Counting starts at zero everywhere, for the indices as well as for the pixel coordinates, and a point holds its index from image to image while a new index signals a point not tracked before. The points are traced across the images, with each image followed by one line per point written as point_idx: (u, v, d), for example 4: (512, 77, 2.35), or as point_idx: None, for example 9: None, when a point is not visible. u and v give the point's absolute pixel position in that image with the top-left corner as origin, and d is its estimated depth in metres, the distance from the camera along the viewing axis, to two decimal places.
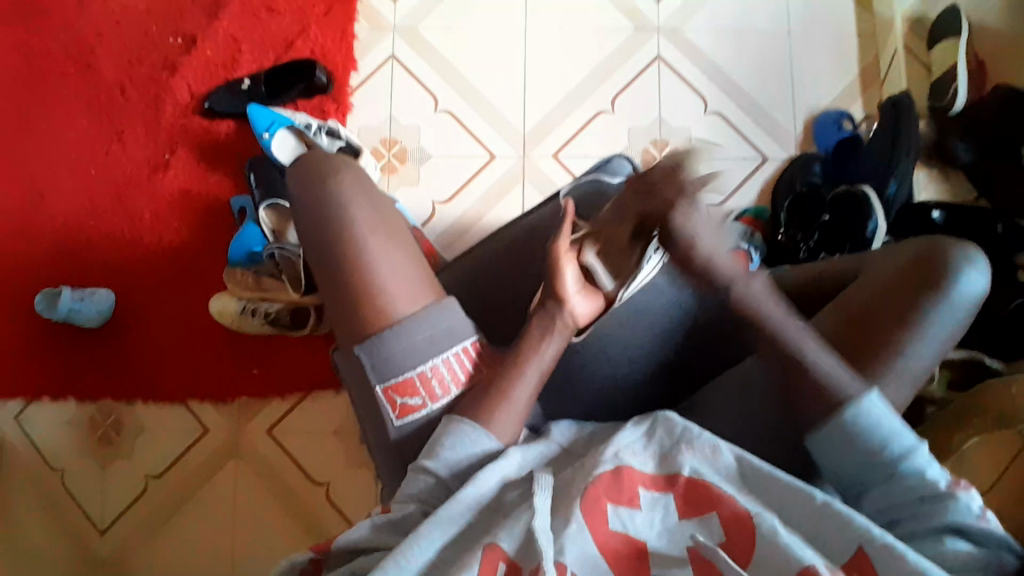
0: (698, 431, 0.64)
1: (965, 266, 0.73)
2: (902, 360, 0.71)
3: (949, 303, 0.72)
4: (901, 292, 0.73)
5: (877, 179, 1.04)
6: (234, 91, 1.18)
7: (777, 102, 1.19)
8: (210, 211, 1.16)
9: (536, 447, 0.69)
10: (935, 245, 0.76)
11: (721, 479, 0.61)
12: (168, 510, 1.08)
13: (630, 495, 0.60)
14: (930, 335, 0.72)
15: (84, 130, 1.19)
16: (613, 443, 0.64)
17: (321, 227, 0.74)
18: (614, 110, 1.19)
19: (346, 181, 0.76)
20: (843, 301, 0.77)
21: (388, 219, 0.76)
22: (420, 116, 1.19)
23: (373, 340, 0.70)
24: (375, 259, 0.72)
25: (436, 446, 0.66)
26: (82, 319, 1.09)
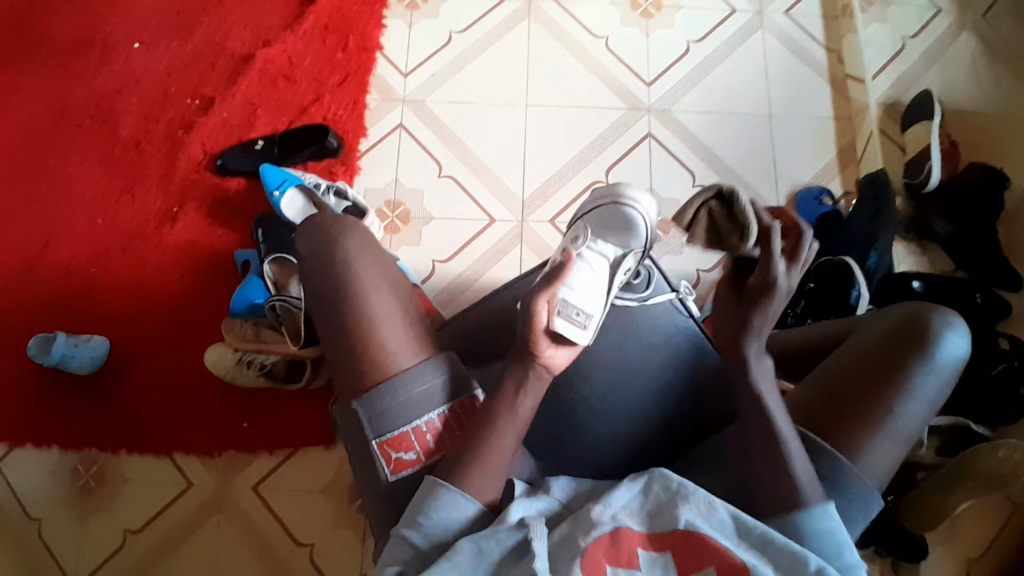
0: (694, 487, 0.64)
1: (945, 332, 0.77)
2: (892, 421, 0.75)
3: (932, 366, 0.76)
4: (887, 356, 0.77)
5: (857, 251, 1.10)
6: (247, 151, 1.23)
7: (761, 177, 1.26)
8: (212, 263, 1.18)
9: (535, 503, 0.68)
10: (915, 311, 0.80)
11: (720, 535, 0.62)
12: (145, 566, 1.04)
13: (627, 556, 0.61)
14: (917, 398, 0.75)
15: (95, 182, 1.23)
16: (608, 504, 0.64)
17: (329, 280, 0.76)
18: (608, 180, 1.25)
19: (352, 238, 0.79)
20: (831, 362, 0.80)
21: (392, 278, 0.79)
22: (424, 180, 1.24)
23: (371, 396, 0.72)
24: (378, 315, 0.75)
25: (416, 514, 0.67)
26: (75, 365, 1.09)
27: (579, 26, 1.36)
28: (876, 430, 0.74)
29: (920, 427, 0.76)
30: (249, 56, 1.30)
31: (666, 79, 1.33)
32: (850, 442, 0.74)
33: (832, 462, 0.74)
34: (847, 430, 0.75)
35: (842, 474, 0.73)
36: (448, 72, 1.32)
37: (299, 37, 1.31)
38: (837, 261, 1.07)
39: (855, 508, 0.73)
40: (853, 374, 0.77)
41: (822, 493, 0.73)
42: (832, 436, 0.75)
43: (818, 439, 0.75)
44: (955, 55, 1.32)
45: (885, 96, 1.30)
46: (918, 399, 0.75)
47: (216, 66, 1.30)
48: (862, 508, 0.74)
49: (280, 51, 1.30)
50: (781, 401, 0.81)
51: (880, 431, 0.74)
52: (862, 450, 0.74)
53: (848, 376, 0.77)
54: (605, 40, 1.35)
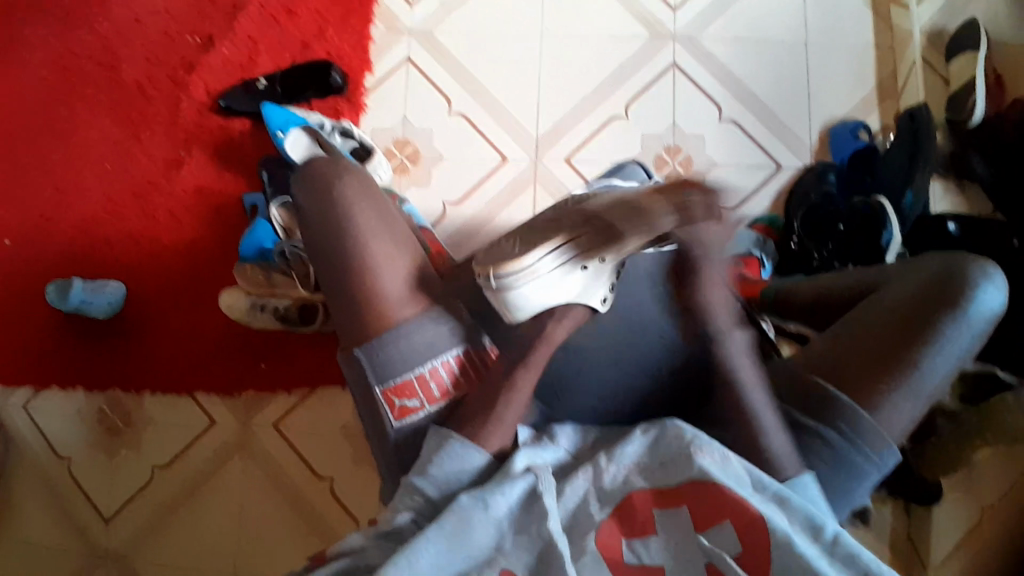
0: (708, 438, 0.63)
1: (982, 284, 0.72)
2: (916, 375, 0.70)
3: (965, 319, 0.71)
4: (916, 308, 0.72)
5: (894, 192, 1.03)
6: (250, 92, 1.19)
7: (792, 111, 1.18)
8: (223, 208, 1.17)
9: (540, 454, 0.68)
10: (952, 262, 0.74)
11: (735, 485, 0.61)
12: (172, 502, 1.09)
13: (642, 523, 0.61)
14: (947, 353, 0.71)
15: (102, 128, 1.21)
16: (618, 463, 0.64)
17: (327, 232, 0.74)
18: (627, 117, 1.18)
19: (349, 185, 0.76)
20: (856, 317, 0.76)
21: (393, 225, 0.76)
22: (434, 119, 1.19)
23: (375, 345, 0.70)
24: (377, 265, 0.73)
25: (426, 463, 0.67)
26: (94, 311, 1.11)
27: None
28: (898, 383, 0.70)
29: (947, 383, 0.72)
30: None
31: (692, 3, 1.23)
32: (869, 393, 0.71)
33: (850, 413, 0.70)
34: (868, 380, 0.71)
35: (858, 427, 0.70)
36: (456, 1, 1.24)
37: None
38: (870, 202, 0.99)
39: (873, 462, 0.71)
40: (878, 327, 0.73)
41: (841, 449, 0.71)
42: (851, 387, 0.72)
43: (837, 391, 0.72)
44: None
45: (930, 23, 1.19)
46: (946, 353, 0.71)
47: (216, 2, 1.24)
48: (881, 463, 0.71)
49: None
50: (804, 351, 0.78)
51: (903, 384, 0.70)
52: (881, 402, 0.70)
53: (873, 328, 0.73)
54: None
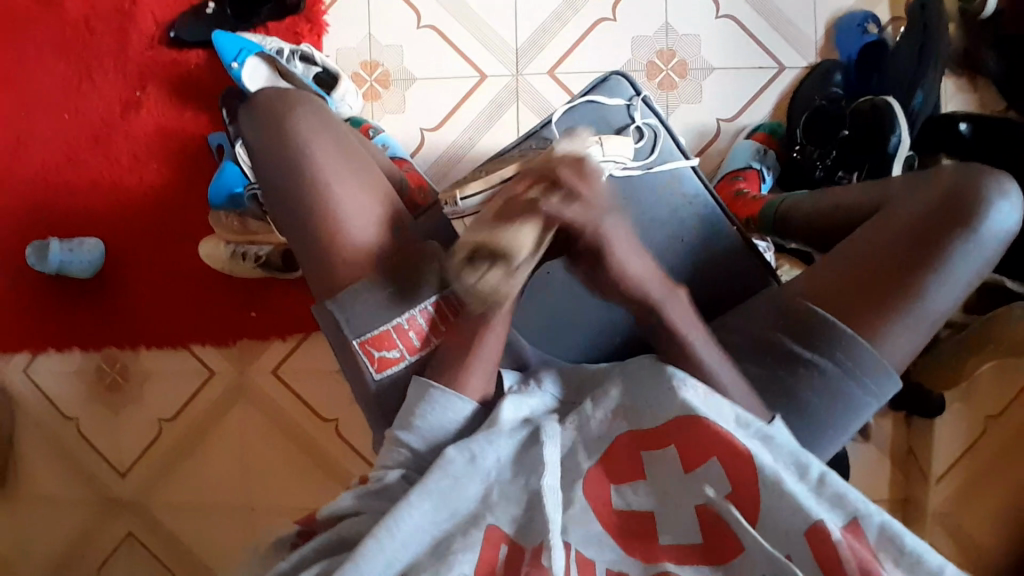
0: (692, 373, 0.61)
1: (993, 200, 0.65)
2: (922, 305, 0.64)
3: (974, 242, 0.64)
4: (923, 232, 0.65)
5: (900, 92, 0.95)
6: (198, 17, 1.08)
7: (797, 1, 1.06)
8: (188, 151, 1.10)
9: (527, 399, 0.66)
10: (964, 175, 0.66)
11: (718, 422, 0.59)
12: (182, 450, 1.12)
13: (631, 469, 0.59)
14: (952, 278, 0.65)
15: (45, 69, 1.11)
16: (602, 406, 0.62)
17: (285, 175, 0.69)
18: (616, 18, 1.07)
19: (304, 120, 0.70)
20: (857, 237, 0.69)
21: (353, 159, 0.70)
22: (402, 34, 1.09)
23: (343, 297, 0.67)
24: (342, 208, 0.68)
25: (411, 415, 0.64)
26: (74, 270, 1.07)
27: None
28: (903, 315, 0.64)
29: (951, 310, 0.66)
30: None
31: None
32: (871, 327, 0.65)
33: (848, 348, 0.65)
34: (872, 313, 0.65)
35: (857, 361, 0.65)
36: None
37: None
38: (877, 102, 0.91)
39: (869, 392, 0.67)
40: (884, 253, 0.66)
41: (837, 382, 0.67)
42: (851, 320, 0.66)
43: (834, 323, 0.66)
44: None
45: None
46: (952, 281, 0.65)
47: None
48: (879, 393, 0.67)
49: None
50: (804, 277, 0.71)
51: (907, 316, 0.65)
52: (883, 337, 0.65)
53: (877, 252, 0.66)
54: None
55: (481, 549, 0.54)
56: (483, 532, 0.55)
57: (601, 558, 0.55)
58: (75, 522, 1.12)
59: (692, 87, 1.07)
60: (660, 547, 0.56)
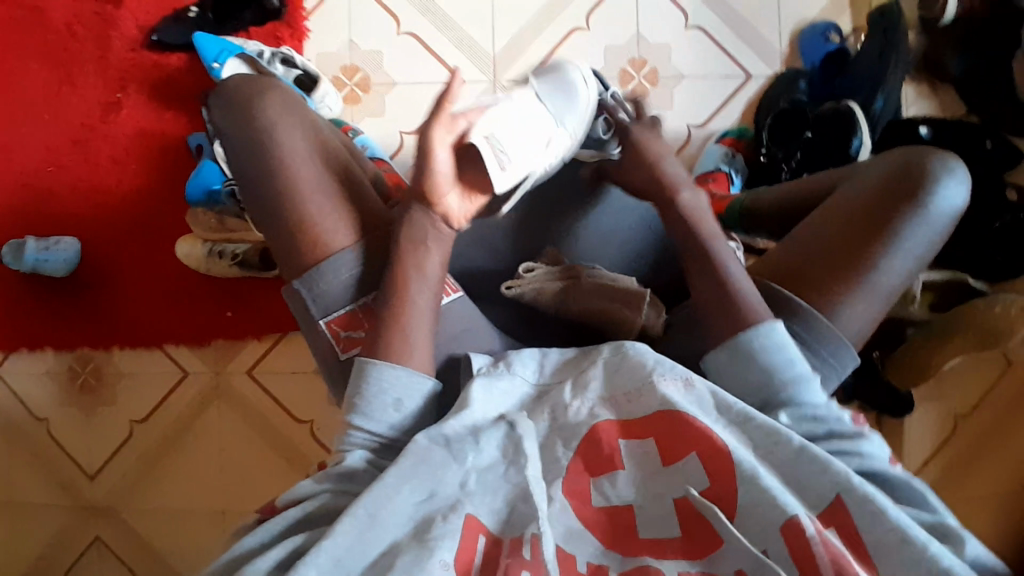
0: (670, 363, 0.62)
1: (940, 179, 0.68)
2: (874, 275, 0.67)
3: (924, 218, 0.67)
4: (874, 207, 0.68)
5: (862, 95, 1.00)
6: (181, 21, 1.10)
7: (762, 13, 1.11)
8: (168, 151, 1.11)
9: (497, 384, 0.65)
10: (911, 157, 0.69)
11: (697, 412, 0.59)
12: (155, 453, 1.10)
13: (609, 457, 0.58)
14: (904, 251, 0.67)
15: (28, 71, 1.12)
16: (584, 397, 0.62)
17: (256, 161, 0.69)
18: (589, 28, 1.11)
19: (273, 108, 0.70)
20: (813, 219, 0.71)
21: (324, 152, 0.71)
22: (382, 40, 1.12)
23: (315, 276, 0.68)
24: (312, 188, 0.68)
25: (355, 399, 0.62)
26: (49, 269, 1.07)
27: None
28: (856, 284, 0.67)
29: (903, 282, 0.68)
30: None
31: None
32: (826, 297, 0.67)
33: (807, 317, 0.66)
34: (827, 283, 0.67)
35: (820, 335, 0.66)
36: None
37: None
38: (840, 107, 0.95)
39: (833, 368, 0.67)
40: (837, 228, 0.68)
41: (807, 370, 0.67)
42: (809, 292, 0.68)
43: (796, 298, 0.68)
44: None
45: None
46: (905, 254, 0.67)
47: None
48: (840, 365, 0.68)
49: None
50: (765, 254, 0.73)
51: (860, 285, 0.67)
52: (839, 307, 0.67)
53: (831, 231, 0.68)
54: None
55: (460, 536, 0.54)
56: (462, 519, 0.55)
57: (581, 552, 0.55)
58: (41, 529, 1.10)
59: (663, 93, 1.11)
60: (638, 542, 0.56)
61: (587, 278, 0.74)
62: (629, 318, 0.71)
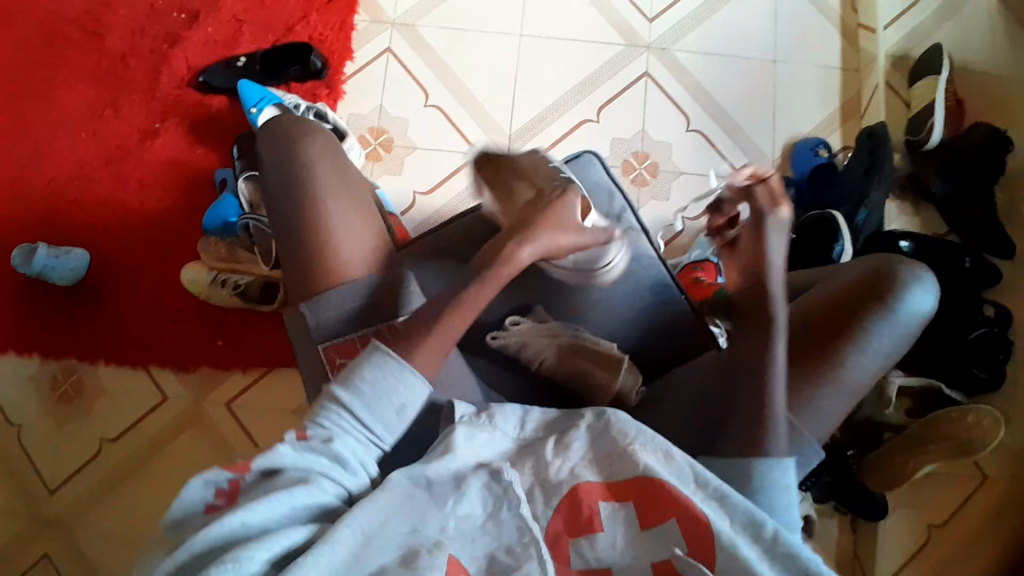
0: (652, 434, 0.62)
1: (912, 286, 0.68)
2: (841, 371, 0.67)
3: (893, 321, 0.67)
4: (846, 303, 0.69)
5: (848, 207, 1.07)
6: (230, 68, 1.20)
7: (757, 126, 1.22)
8: (193, 182, 1.17)
9: (478, 434, 0.64)
10: (885, 262, 0.71)
11: (677, 484, 0.59)
12: (117, 475, 1.07)
13: (588, 518, 0.58)
14: (872, 349, 0.67)
15: (79, 95, 1.22)
16: (566, 457, 0.62)
17: (286, 189, 0.74)
18: (600, 120, 1.21)
19: (315, 146, 0.76)
20: (786, 311, 0.72)
21: (355, 192, 0.75)
22: (410, 109, 1.21)
23: (320, 302, 0.70)
24: (336, 226, 0.72)
25: (354, 376, 0.60)
26: (56, 277, 1.10)
27: None
28: (822, 378, 0.67)
29: (869, 380, 0.68)
30: None
31: (668, 16, 1.26)
32: (791, 389, 0.67)
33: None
34: (794, 374, 0.67)
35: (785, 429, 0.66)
36: None
37: None
38: (825, 215, 1.03)
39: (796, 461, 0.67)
40: (808, 321, 0.69)
41: None
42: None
43: None
44: (978, 7, 1.25)
45: (894, 48, 1.24)
46: (873, 353, 0.67)
47: None
48: (804, 462, 0.67)
49: None
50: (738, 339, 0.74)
51: (826, 380, 0.67)
52: (805, 399, 0.67)
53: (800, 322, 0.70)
54: None
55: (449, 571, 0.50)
56: (446, 557, 0.51)
57: None
58: None
59: (662, 185, 1.19)
60: None
61: (567, 339, 0.75)
62: (602, 384, 0.71)
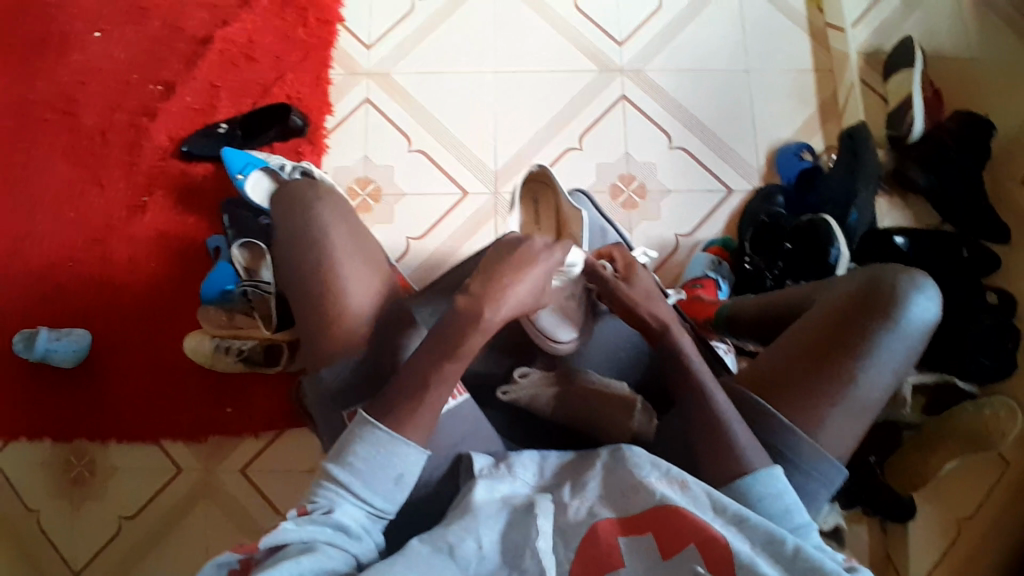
0: (666, 465, 0.62)
1: (910, 295, 0.69)
2: (851, 390, 0.67)
3: (897, 332, 0.68)
4: (847, 321, 0.69)
5: (838, 209, 1.08)
6: (211, 135, 1.21)
7: (738, 136, 1.22)
8: (186, 251, 1.18)
9: (498, 485, 0.64)
10: (881, 273, 0.71)
11: (693, 510, 0.59)
12: (140, 551, 1.07)
13: (609, 554, 0.57)
14: (879, 363, 0.68)
15: (66, 176, 1.23)
16: (584, 496, 0.62)
17: (298, 253, 0.73)
18: (582, 147, 1.22)
19: (326, 210, 0.75)
20: (789, 333, 0.72)
21: (366, 254, 0.75)
22: (394, 156, 1.22)
23: (335, 365, 0.69)
24: (343, 292, 0.71)
25: (347, 450, 0.61)
26: (58, 360, 1.10)
27: None
28: (832, 400, 0.67)
29: (882, 395, 0.69)
30: (209, 37, 1.28)
31: (638, 37, 1.27)
32: (803, 413, 0.67)
33: (785, 436, 0.67)
34: (804, 398, 0.68)
35: (800, 451, 0.67)
36: (412, 42, 1.28)
37: (259, 15, 1.28)
38: (816, 221, 1.02)
39: (816, 480, 0.68)
40: (813, 342, 0.69)
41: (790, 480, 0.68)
42: (786, 408, 0.68)
43: (774, 411, 0.68)
44: None
45: (865, 45, 1.25)
46: (880, 367, 0.68)
47: (178, 49, 1.28)
48: (825, 479, 0.68)
49: (240, 31, 1.28)
50: (745, 365, 0.74)
51: (837, 402, 0.67)
52: (817, 422, 0.67)
53: (805, 344, 0.70)
54: None
55: None
56: None
57: None
58: None
59: (651, 206, 1.19)
60: None
61: (577, 382, 0.75)
62: (619, 422, 0.71)
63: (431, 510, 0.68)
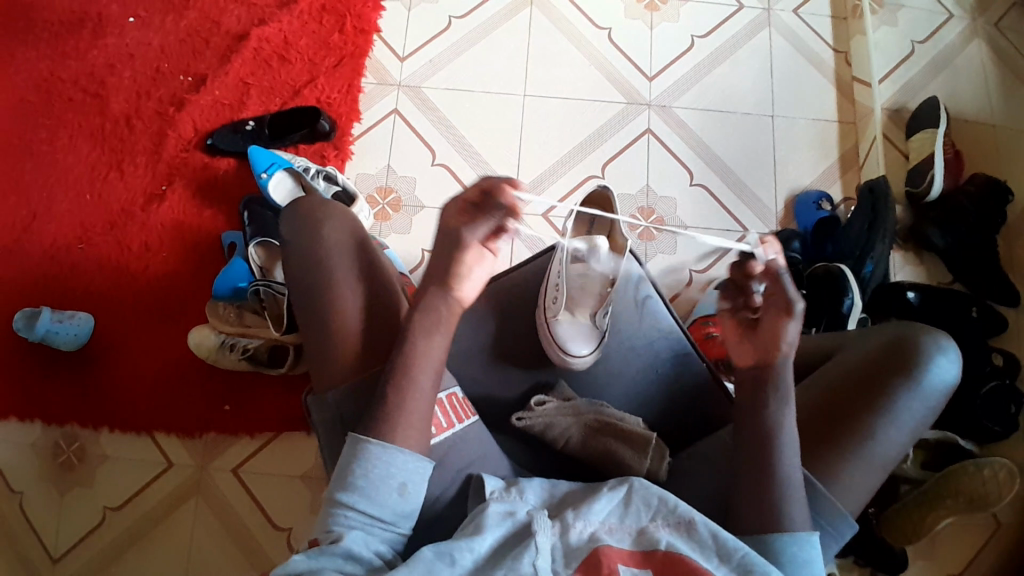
0: (675, 503, 0.62)
1: (934, 355, 0.69)
2: (871, 445, 0.67)
3: (918, 392, 0.68)
4: (870, 376, 0.69)
5: (853, 260, 1.09)
6: (238, 131, 1.21)
7: (759, 179, 1.24)
8: (200, 244, 1.17)
9: (510, 509, 0.63)
10: (906, 332, 0.71)
11: (699, 557, 0.59)
12: (122, 544, 1.05)
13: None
14: (899, 422, 0.68)
15: (85, 158, 1.22)
16: (587, 519, 0.61)
17: (317, 265, 0.72)
18: (604, 176, 1.23)
19: (343, 226, 0.74)
20: (811, 385, 0.72)
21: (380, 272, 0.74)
22: (418, 168, 1.22)
23: (351, 391, 0.69)
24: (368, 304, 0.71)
25: (348, 475, 0.62)
26: (59, 341, 1.09)
27: (582, 16, 1.32)
28: (853, 454, 0.67)
29: (900, 452, 0.68)
30: (245, 34, 1.28)
31: (668, 74, 1.29)
32: (822, 465, 0.67)
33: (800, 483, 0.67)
34: (823, 450, 0.68)
35: (814, 502, 0.66)
36: (446, 58, 1.29)
37: (296, 16, 1.29)
38: (831, 269, 1.04)
39: (827, 533, 0.67)
40: (834, 395, 0.70)
41: None
42: (805, 457, 0.68)
43: None
44: (968, 61, 1.29)
45: (890, 101, 1.27)
46: (899, 424, 0.68)
47: (211, 43, 1.28)
48: (837, 534, 0.67)
49: (276, 31, 1.28)
50: None
51: (856, 454, 0.67)
52: (835, 475, 0.67)
53: (827, 396, 0.70)
54: (609, 31, 1.31)
55: None
56: None
57: None
58: None
59: (668, 241, 1.20)
60: None
61: (592, 417, 0.75)
62: (632, 464, 0.71)
63: (437, 528, 0.68)
